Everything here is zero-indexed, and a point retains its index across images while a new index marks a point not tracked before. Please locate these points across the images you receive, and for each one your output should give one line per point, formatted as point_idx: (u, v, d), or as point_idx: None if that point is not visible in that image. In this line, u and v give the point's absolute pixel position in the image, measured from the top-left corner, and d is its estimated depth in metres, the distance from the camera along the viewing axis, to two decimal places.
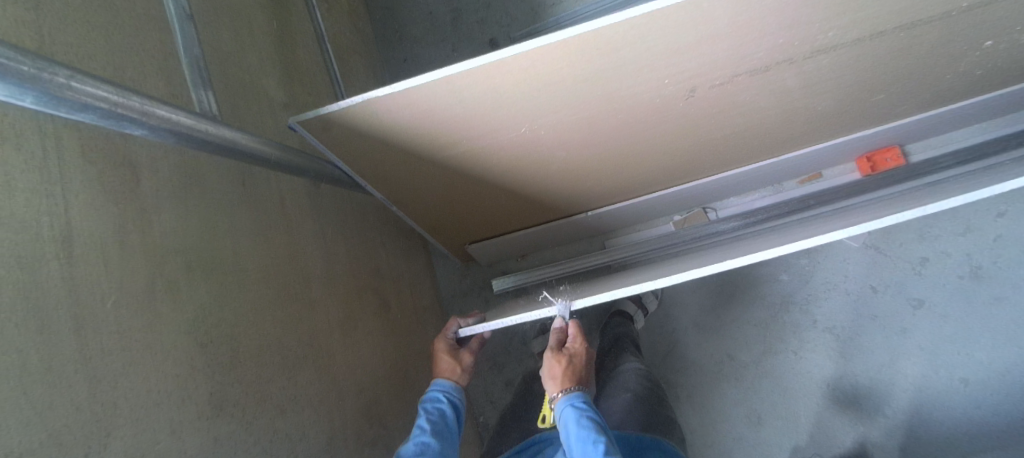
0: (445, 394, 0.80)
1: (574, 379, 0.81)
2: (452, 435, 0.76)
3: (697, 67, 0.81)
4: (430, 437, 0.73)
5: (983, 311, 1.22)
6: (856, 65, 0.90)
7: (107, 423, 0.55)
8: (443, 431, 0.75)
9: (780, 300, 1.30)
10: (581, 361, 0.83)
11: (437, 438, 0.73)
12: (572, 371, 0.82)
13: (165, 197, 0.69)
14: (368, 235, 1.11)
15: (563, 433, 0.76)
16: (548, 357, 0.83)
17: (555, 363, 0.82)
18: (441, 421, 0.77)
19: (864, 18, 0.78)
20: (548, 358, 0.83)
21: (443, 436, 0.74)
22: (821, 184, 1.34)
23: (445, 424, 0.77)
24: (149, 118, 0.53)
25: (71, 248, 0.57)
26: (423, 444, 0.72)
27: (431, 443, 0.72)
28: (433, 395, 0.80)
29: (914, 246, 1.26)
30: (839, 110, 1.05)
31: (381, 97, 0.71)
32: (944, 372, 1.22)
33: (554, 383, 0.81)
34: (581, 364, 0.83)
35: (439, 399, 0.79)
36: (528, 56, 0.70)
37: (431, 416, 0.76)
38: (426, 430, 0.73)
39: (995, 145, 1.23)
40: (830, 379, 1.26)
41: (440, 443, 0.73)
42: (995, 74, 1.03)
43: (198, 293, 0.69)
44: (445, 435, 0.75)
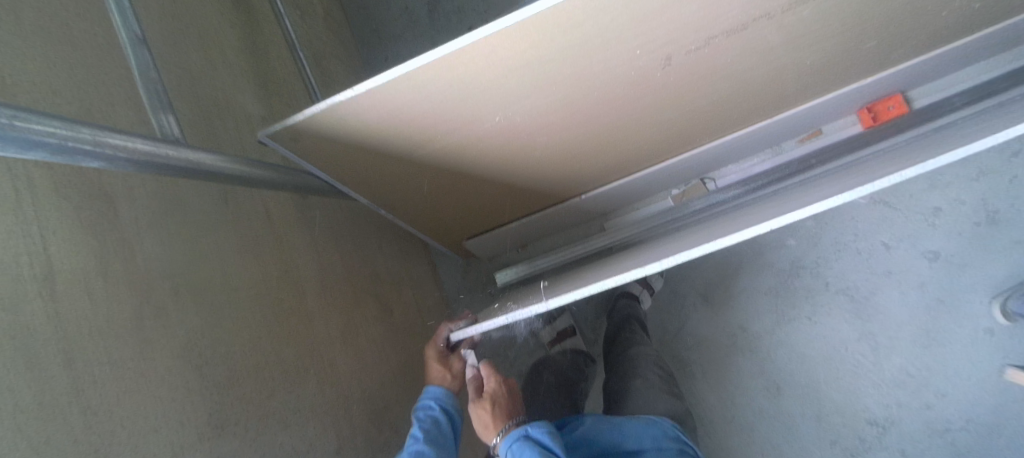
0: (437, 401, 0.80)
1: None
2: (446, 442, 0.76)
3: (669, 34, 0.78)
4: (422, 445, 0.72)
5: (1005, 256, 1.16)
6: (839, 13, 0.86)
7: (106, 452, 0.56)
8: (437, 438, 0.75)
9: (789, 266, 1.26)
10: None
11: (431, 445, 0.73)
12: None
13: (145, 226, 0.69)
14: (362, 242, 1.11)
15: None
16: None
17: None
18: (434, 428, 0.76)
19: None
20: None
21: (437, 444, 0.74)
22: (822, 141, 1.29)
23: (439, 431, 0.77)
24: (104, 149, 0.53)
25: (53, 285, 0.58)
26: (416, 454, 0.71)
27: (424, 451, 0.71)
28: (426, 403, 0.80)
29: (925, 196, 1.21)
30: (829, 63, 1.01)
31: (346, 101, 0.70)
32: (966, 323, 1.17)
33: None
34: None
35: (431, 406, 0.79)
36: (490, 42, 0.69)
37: (424, 424, 0.76)
38: (420, 439, 0.73)
39: (1003, 81, 1.17)
40: (848, 341, 1.22)
41: (434, 451, 0.72)
42: (994, 5, 0.98)
43: (189, 316, 0.70)
44: (439, 441, 0.75)
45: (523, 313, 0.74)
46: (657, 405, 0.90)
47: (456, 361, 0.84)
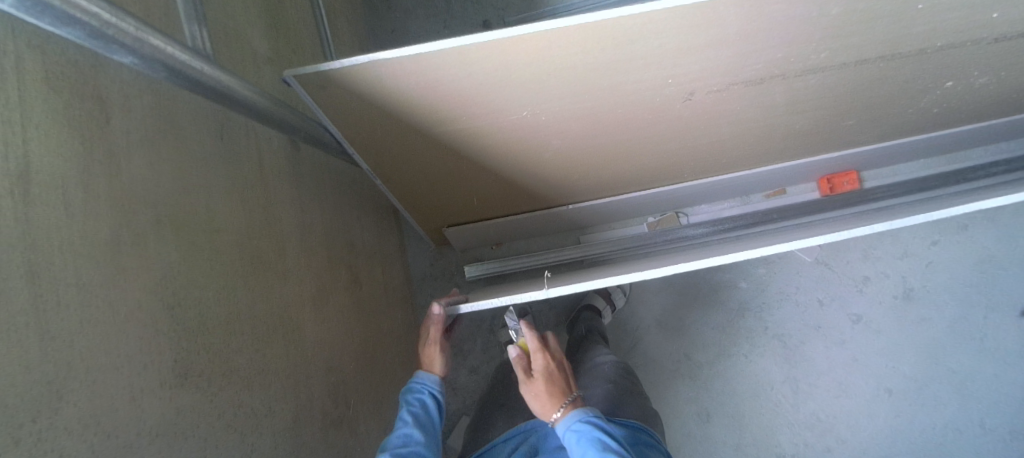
0: (427, 386, 0.81)
1: (559, 397, 0.83)
2: (433, 425, 0.77)
3: (699, 71, 0.82)
4: (412, 428, 0.74)
5: (911, 329, 1.33)
6: (837, 89, 0.96)
7: (62, 387, 0.49)
8: (424, 422, 0.76)
9: (736, 307, 1.36)
10: (550, 369, 0.85)
11: (420, 429, 0.75)
12: (554, 390, 0.83)
13: (136, 142, 0.61)
14: (343, 208, 1.06)
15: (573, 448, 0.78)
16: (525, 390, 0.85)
17: (533, 390, 0.85)
18: (423, 412, 0.78)
19: (855, 43, 0.83)
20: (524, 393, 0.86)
21: (425, 428, 0.76)
22: (784, 199, 1.42)
23: (427, 414, 0.78)
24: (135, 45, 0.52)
25: (29, 184, 0.49)
26: (406, 436, 0.73)
27: (413, 435, 0.73)
28: (417, 385, 0.81)
29: (859, 265, 1.36)
30: (813, 132, 1.12)
31: (391, 60, 0.67)
32: (872, 381, 1.33)
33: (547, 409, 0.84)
34: (554, 370, 0.85)
35: (422, 390, 0.80)
36: (548, 37, 0.69)
37: (413, 408, 0.78)
38: (409, 422, 0.75)
39: (936, 179, 1.35)
40: (774, 382, 1.34)
41: (424, 434, 0.74)
42: (948, 114, 1.13)
43: (167, 248, 0.63)
44: (427, 426, 0.76)
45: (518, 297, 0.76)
46: (624, 407, 0.91)
47: (442, 344, 0.84)
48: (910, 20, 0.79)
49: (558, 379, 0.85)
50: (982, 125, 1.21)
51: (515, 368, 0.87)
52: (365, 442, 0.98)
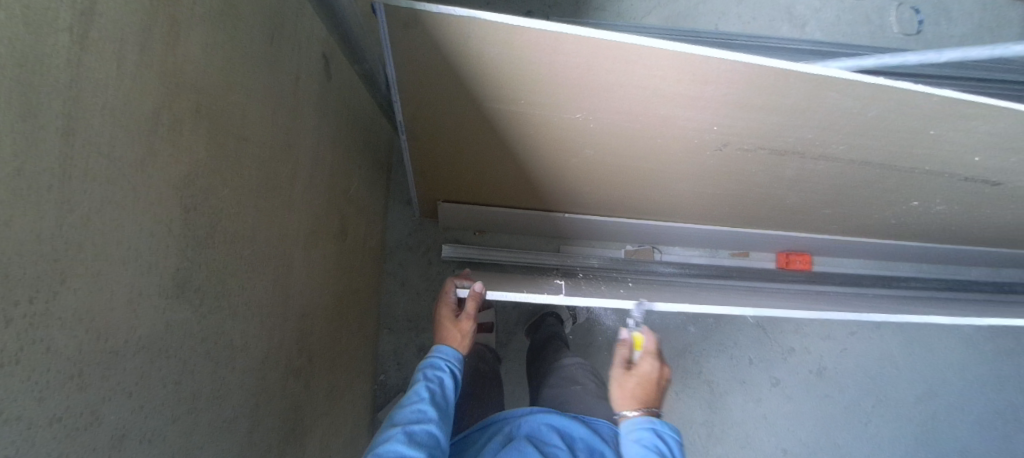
0: (447, 362, 0.81)
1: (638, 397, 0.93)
2: (448, 405, 0.76)
3: (742, 127, 0.87)
4: (428, 405, 0.73)
5: (816, 403, 1.49)
6: (839, 180, 1.05)
7: (68, 268, 0.41)
8: (439, 401, 0.75)
9: (680, 348, 1.45)
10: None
11: (435, 407, 0.74)
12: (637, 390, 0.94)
13: (199, 17, 0.54)
14: (352, 152, 0.99)
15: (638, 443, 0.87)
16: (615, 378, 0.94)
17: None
18: (440, 390, 0.77)
19: (872, 145, 0.92)
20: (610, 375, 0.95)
21: (440, 406, 0.75)
22: (745, 262, 1.53)
23: (444, 392, 0.77)
24: None
25: (89, 27, 0.41)
26: (421, 412, 0.72)
27: (427, 411, 0.72)
28: (435, 362, 0.81)
29: (789, 337, 1.50)
30: (795, 210, 1.22)
31: (489, 22, 0.64)
32: (774, 441, 1.47)
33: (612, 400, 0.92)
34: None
35: (440, 367, 0.79)
36: (639, 52, 0.69)
37: (431, 384, 0.77)
38: (426, 398, 0.74)
39: (869, 279, 1.53)
40: (693, 424, 1.43)
41: (439, 413, 0.73)
42: (903, 227, 1.28)
43: (199, 144, 0.55)
44: (443, 404, 0.75)
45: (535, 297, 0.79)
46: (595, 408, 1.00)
47: (466, 321, 0.84)
48: (920, 140, 0.89)
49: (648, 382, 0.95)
50: (919, 244, 1.39)
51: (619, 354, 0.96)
52: (315, 399, 0.92)
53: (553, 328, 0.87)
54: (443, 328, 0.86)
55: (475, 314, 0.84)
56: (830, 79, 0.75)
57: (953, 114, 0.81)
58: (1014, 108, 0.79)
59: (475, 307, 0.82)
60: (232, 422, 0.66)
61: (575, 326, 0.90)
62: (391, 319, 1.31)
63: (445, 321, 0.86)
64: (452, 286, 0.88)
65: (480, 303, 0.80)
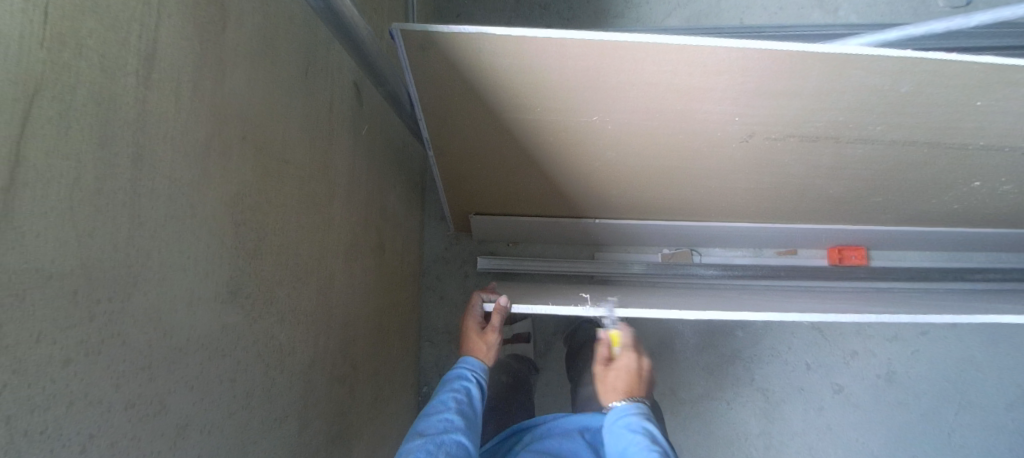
0: (472, 373, 0.83)
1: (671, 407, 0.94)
2: (475, 415, 0.78)
3: (766, 115, 0.86)
4: (455, 414, 0.75)
5: (886, 409, 1.39)
6: (879, 165, 1.01)
7: (138, 273, 0.48)
8: (467, 411, 0.77)
9: (729, 353, 1.40)
10: (630, 369, 0.90)
11: (462, 417, 0.75)
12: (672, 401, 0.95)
13: (242, 56, 0.62)
14: (386, 173, 1.07)
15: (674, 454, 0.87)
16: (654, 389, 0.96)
17: (607, 376, 0.91)
18: (466, 400, 0.79)
19: (909, 124, 0.88)
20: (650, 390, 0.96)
21: (467, 416, 0.76)
22: (794, 259, 1.47)
23: (470, 403, 0.79)
24: None
25: (151, 70, 0.49)
26: (448, 421, 0.73)
27: (455, 421, 0.74)
28: (462, 373, 0.83)
29: (850, 338, 1.41)
30: (839, 201, 1.17)
31: (498, 36, 0.69)
32: (841, 452, 1.37)
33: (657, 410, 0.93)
34: (632, 371, 0.90)
35: (466, 377, 0.82)
36: (646, 49, 0.72)
37: (457, 394, 0.79)
38: (452, 408, 0.75)
39: (936, 272, 1.43)
40: (749, 434, 1.37)
41: (466, 422, 0.75)
42: (965, 212, 1.20)
43: (246, 167, 0.63)
44: (469, 414, 0.77)
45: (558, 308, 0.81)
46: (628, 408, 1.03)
47: (491, 333, 0.87)
48: (965, 114, 0.85)
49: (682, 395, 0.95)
50: (989, 229, 1.29)
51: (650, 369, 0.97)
52: (360, 406, 0.97)
53: (607, 337, 0.92)
54: (470, 340, 0.88)
55: (500, 327, 0.86)
56: (848, 58, 0.73)
57: (993, 82, 0.77)
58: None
59: (500, 319, 0.84)
60: (282, 421, 0.72)
61: (632, 338, 0.92)
62: (433, 332, 1.37)
63: (471, 335, 0.89)
64: (476, 299, 0.91)
65: (504, 316, 0.82)
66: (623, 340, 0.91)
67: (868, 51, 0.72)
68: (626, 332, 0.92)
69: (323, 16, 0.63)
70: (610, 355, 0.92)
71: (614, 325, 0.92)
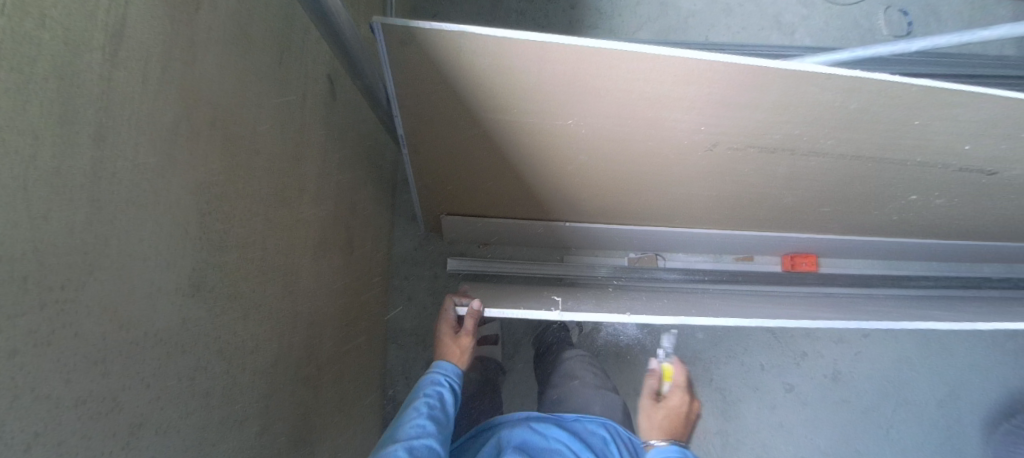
0: (447, 378, 0.82)
1: None
2: (447, 420, 0.76)
3: (730, 124, 0.90)
4: (428, 420, 0.73)
5: (832, 409, 1.47)
6: (831, 176, 1.07)
7: (95, 260, 0.46)
8: (439, 416, 0.75)
9: (690, 355, 1.44)
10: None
11: (435, 423, 0.74)
12: None
13: (214, 42, 0.59)
14: (356, 170, 1.05)
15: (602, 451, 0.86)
16: None
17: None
18: (439, 405, 0.77)
19: (859, 139, 0.94)
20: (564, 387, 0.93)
21: (439, 421, 0.75)
22: (751, 265, 1.54)
23: (444, 408, 0.77)
24: None
25: (118, 48, 0.47)
26: (421, 427, 0.72)
27: (427, 427, 0.72)
28: (436, 378, 0.82)
29: (801, 341, 1.49)
30: (794, 209, 1.23)
31: (477, 35, 0.69)
32: (792, 450, 1.44)
33: None
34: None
35: (440, 382, 0.80)
36: (623, 57, 0.74)
37: (430, 399, 0.77)
38: (425, 413, 0.74)
39: (877, 279, 1.53)
40: (707, 434, 1.42)
41: (438, 427, 0.73)
42: (905, 223, 1.29)
43: (213, 155, 0.60)
44: (441, 419, 0.75)
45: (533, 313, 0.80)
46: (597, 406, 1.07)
47: (465, 337, 0.86)
48: (909, 130, 0.91)
49: None
50: (923, 240, 1.39)
51: (562, 366, 0.92)
52: (324, 408, 0.94)
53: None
54: (444, 345, 0.88)
55: (474, 330, 0.85)
56: (805, 75, 0.78)
57: (932, 102, 0.83)
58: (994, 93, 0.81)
59: (474, 324, 0.84)
60: (242, 422, 0.69)
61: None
62: (398, 333, 1.35)
63: (445, 339, 0.88)
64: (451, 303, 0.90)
65: (478, 320, 0.81)
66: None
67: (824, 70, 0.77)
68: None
69: (304, 8, 0.61)
70: None
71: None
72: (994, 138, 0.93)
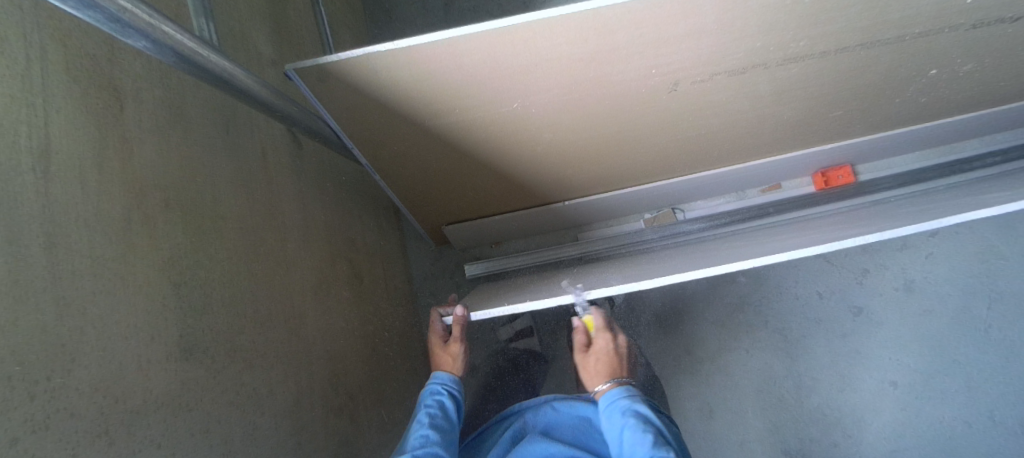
0: (444, 386, 0.85)
1: (620, 373, 0.89)
2: (451, 426, 0.80)
3: (680, 61, 0.84)
4: (430, 429, 0.77)
5: (913, 322, 1.33)
6: (823, 77, 0.97)
7: (74, 349, 0.52)
8: (442, 423, 0.79)
9: (736, 302, 1.37)
10: (608, 349, 0.91)
11: (436, 430, 0.77)
12: (611, 368, 0.90)
13: (149, 131, 0.65)
14: (345, 207, 1.10)
15: (615, 427, 0.81)
16: (580, 359, 0.93)
17: (587, 362, 0.93)
18: (441, 413, 0.81)
19: (834, 31, 0.84)
20: (580, 361, 0.94)
21: (443, 428, 0.78)
22: (780, 194, 1.43)
23: (445, 415, 0.81)
24: (156, 31, 0.55)
25: (48, 164, 0.53)
26: (424, 437, 0.75)
27: (431, 436, 0.76)
28: (434, 388, 0.85)
29: (857, 258, 1.37)
30: (801, 124, 1.13)
31: (382, 53, 0.71)
32: (877, 375, 1.32)
33: (603, 378, 0.89)
34: (610, 351, 0.91)
35: (439, 392, 0.84)
36: (532, 28, 0.72)
37: (431, 409, 0.81)
38: (426, 423, 0.77)
39: (932, 171, 1.37)
40: (776, 378, 1.34)
41: (441, 435, 0.77)
42: (936, 103, 1.15)
43: (175, 231, 0.66)
44: (443, 425, 0.79)
45: (514, 306, 0.80)
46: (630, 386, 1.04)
47: (454, 344, 0.89)
48: (888, 5, 0.80)
49: (614, 359, 0.91)
50: (969, 116, 1.23)
51: (576, 339, 0.95)
52: (366, 433, 1.00)
53: (581, 324, 0.95)
54: (437, 356, 0.91)
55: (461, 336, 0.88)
56: None
57: None
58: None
59: (461, 330, 0.86)
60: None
61: (603, 319, 0.93)
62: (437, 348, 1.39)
63: (437, 350, 0.91)
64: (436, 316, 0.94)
65: (465, 326, 0.84)
66: (596, 324, 0.94)
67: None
68: (598, 316, 0.93)
69: (210, 79, 0.66)
70: (587, 341, 0.95)
71: (586, 310, 0.94)
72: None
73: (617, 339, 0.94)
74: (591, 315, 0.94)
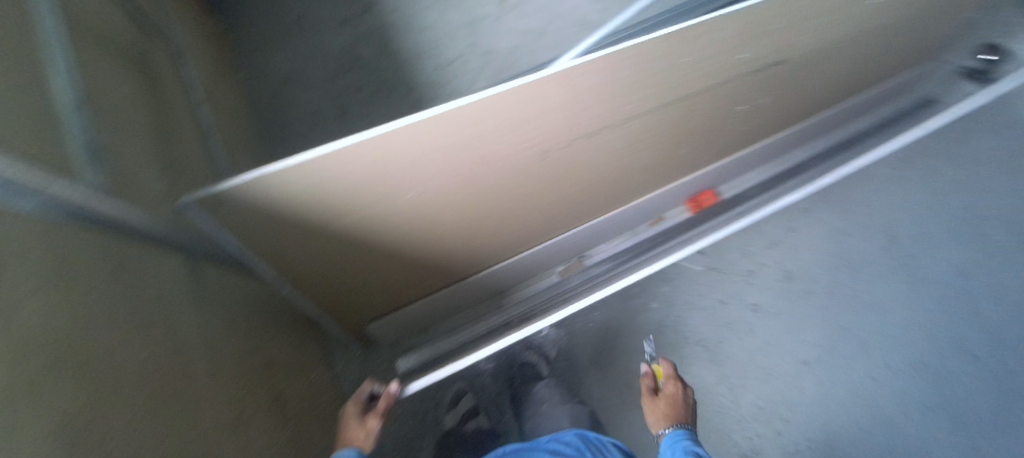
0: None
1: (672, 419, 1.03)
2: None
3: (542, 136, 0.98)
4: None
5: (800, 304, 1.54)
6: (661, 126, 1.16)
7: None
8: None
9: (654, 326, 1.51)
10: (676, 394, 1.08)
11: None
12: (665, 417, 1.04)
13: (33, 287, 0.63)
14: (251, 323, 1.08)
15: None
16: (647, 401, 1.10)
17: (655, 404, 1.08)
18: None
19: (655, 92, 1.03)
20: (647, 406, 1.10)
21: None
22: (664, 225, 1.60)
23: None
24: None
25: None
26: None
27: None
28: None
29: (740, 261, 1.60)
30: (659, 164, 1.33)
31: (276, 172, 0.77)
32: (789, 358, 1.47)
33: (662, 424, 1.03)
34: (676, 395, 1.07)
35: None
36: (410, 130, 0.81)
37: None
38: None
39: (773, 180, 1.66)
40: (708, 387, 1.45)
41: None
42: (757, 129, 1.42)
43: (65, 386, 0.63)
44: None
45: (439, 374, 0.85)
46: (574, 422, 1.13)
47: (370, 420, 0.98)
48: (691, 67, 1.01)
49: (681, 404, 1.06)
50: (785, 133, 1.53)
51: (647, 385, 1.13)
52: None
53: (649, 370, 1.15)
54: (348, 430, 0.98)
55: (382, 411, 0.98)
56: (568, 70, 0.86)
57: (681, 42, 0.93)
58: (726, 14, 0.91)
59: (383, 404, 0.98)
60: None
61: (671, 368, 1.13)
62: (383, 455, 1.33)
63: (350, 425, 0.99)
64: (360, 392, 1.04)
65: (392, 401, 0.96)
66: (665, 373, 1.13)
67: (578, 63, 0.86)
68: (665, 366, 1.14)
69: None
70: (654, 387, 1.12)
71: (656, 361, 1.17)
72: (762, 40, 1.03)
73: (687, 387, 1.10)
74: (660, 366, 1.17)
